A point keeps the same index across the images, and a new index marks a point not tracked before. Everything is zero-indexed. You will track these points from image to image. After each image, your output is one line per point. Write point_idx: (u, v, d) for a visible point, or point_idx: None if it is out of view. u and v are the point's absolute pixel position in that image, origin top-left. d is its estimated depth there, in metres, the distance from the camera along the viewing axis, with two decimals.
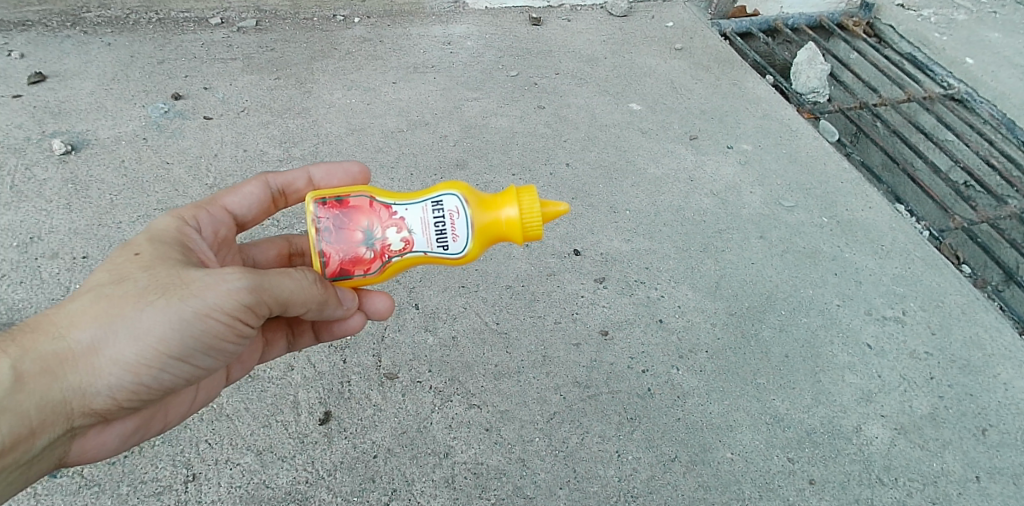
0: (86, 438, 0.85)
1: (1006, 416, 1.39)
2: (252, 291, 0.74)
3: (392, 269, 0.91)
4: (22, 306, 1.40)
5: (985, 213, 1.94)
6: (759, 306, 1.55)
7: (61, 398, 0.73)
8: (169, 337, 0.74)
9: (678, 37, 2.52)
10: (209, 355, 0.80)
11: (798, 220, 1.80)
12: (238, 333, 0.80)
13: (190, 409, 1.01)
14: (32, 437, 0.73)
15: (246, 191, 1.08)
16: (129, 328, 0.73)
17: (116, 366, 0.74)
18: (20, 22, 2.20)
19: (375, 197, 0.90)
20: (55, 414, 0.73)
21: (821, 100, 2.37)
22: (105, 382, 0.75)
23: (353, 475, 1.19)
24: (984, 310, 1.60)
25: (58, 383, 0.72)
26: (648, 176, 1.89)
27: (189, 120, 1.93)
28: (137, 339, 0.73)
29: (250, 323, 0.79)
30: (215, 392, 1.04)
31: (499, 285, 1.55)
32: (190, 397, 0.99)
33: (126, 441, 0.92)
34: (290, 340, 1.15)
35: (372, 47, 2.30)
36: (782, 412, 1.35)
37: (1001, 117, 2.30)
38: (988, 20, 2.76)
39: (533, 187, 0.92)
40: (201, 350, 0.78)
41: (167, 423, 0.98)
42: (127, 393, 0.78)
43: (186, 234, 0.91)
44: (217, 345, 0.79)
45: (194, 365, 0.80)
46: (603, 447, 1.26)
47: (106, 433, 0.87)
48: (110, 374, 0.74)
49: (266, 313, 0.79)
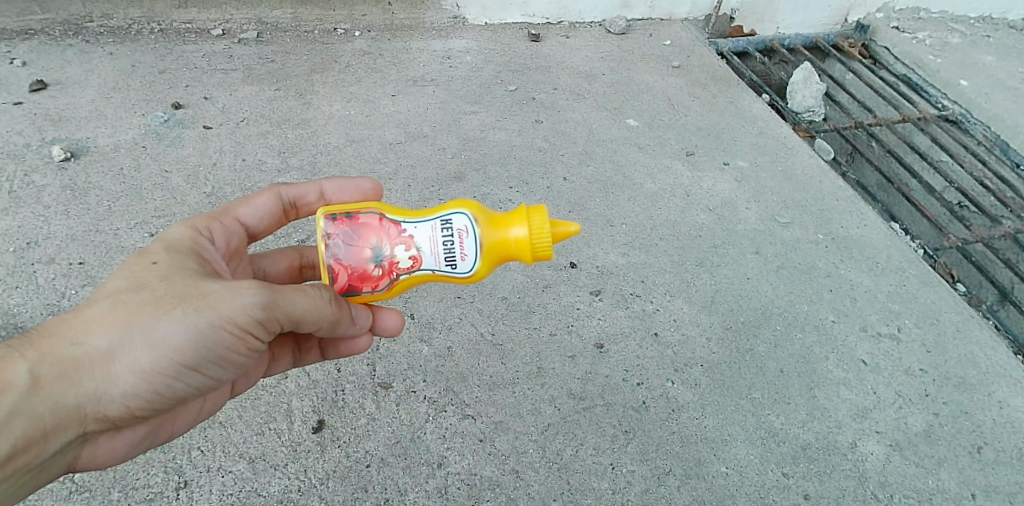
0: (97, 444, 0.84)
1: (1002, 434, 1.39)
2: (268, 306, 0.75)
3: (400, 286, 0.91)
4: (16, 311, 1.40)
5: (980, 233, 1.96)
6: (754, 322, 1.55)
7: (74, 404, 0.72)
8: (184, 346, 0.75)
9: (676, 55, 2.56)
10: (221, 365, 0.81)
11: (794, 236, 1.81)
12: (250, 346, 0.80)
13: (197, 419, 1.00)
14: (44, 441, 0.72)
15: (258, 201, 1.08)
16: (146, 336, 0.73)
17: (131, 374, 0.74)
18: (23, 30, 2.21)
19: (384, 214, 0.90)
20: (67, 419, 0.73)
21: (817, 119, 2.39)
22: (119, 390, 0.75)
23: (346, 484, 1.18)
24: (979, 328, 1.61)
25: (73, 389, 0.72)
26: (644, 191, 1.91)
27: (189, 129, 1.94)
28: (153, 347, 0.74)
29: (262, 336, 0.80)
30: (223, 402, 1.04)
31: (495, 296, 1.55)
32: (198, 405, 0.98)
33: (135, 449, 0.91)
34: (297, 356, 1.14)
35: (372, 60, 2.32)
36: (778, 427, 1.35)
37: (995, 138, 2.33)
38: (981, 43, 2.81)
39: (544, 206, 0.92)
40: (214, 360, 0.79)
41: (175, 431, 0.97)
42: (141, 401, 0.78)
43: (200, 245, 0.91)
44: (229, 356, 0.80)
45: (207, 374, 0.81)
46: (598, 460, 1.26)
47: (116, 440, 0.86)
48: (125, 381, 0.74)
49: (278, 327, 0.80)
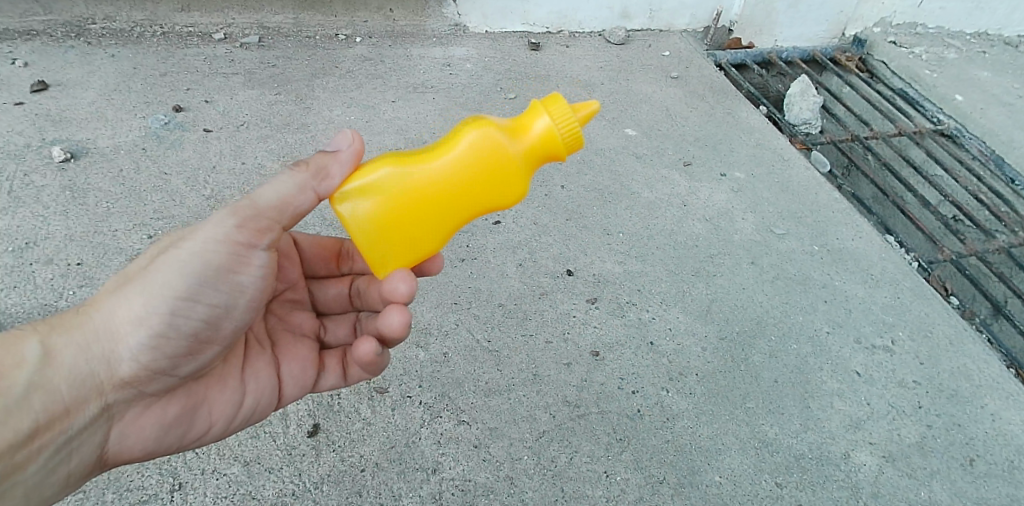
0: (130, 427, 0.88)
1: (994, 447, 1.40)
2: (240, 209, 0.84)
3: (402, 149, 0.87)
4: (13, 310, 1.40)
5: (974, 247, 1.98)
6: (749, 332, 1.56)
7: (86, 368, 0.80)
8: (173, 277, 0.84)
9: (675, 66, 2.58)
10: (221, 293, 0.87)
11: (790, 248, 1.82)
12: (241, 261, 0.87)
13: (238, 411, 1.01)
14: (67, 412, 0.79)
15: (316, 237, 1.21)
16: (140, 286, 0.84)
17: (134, 323, 0.83)
18: (25, 31, 2.22)
19: None
20: (85, 387, 0.80)
21: (814, 132, 2.41)
22: (126, 343, 0.82)
23: (341, 488, 1.18)
24: (972, 341, 1.62)
25: (82, 353, 0.80)
26: (641, 200, 1.92)
27: (189, 132, 1.95)
28: (147, 291, 0.84)
29: (248, 245, 0.87)
30: (265, 397, 1.03)
31: (491, 302, 1.56)
32: (235, 393, 0.99)
33: (170, 436, 0.93)
34: (343, 370, 1.14)
35: (373, 67, 2.33)
36: (771, 437, 1.35)
37: (990, 153, 2.36)
38: (977, 59, 2.85)
39: None
40: (210, 286, 0.86)
41: (214, 422, 0.98)
42: (151, 350, 0.84)
43: None
44: (225, 277, 0.87)
45: (210, 306, 0.87)
46: (592, 468, 1.26)
47: (149, 423, 0.90)
48: (130, 334, 0.83)
49: (262, 226, 0.86)
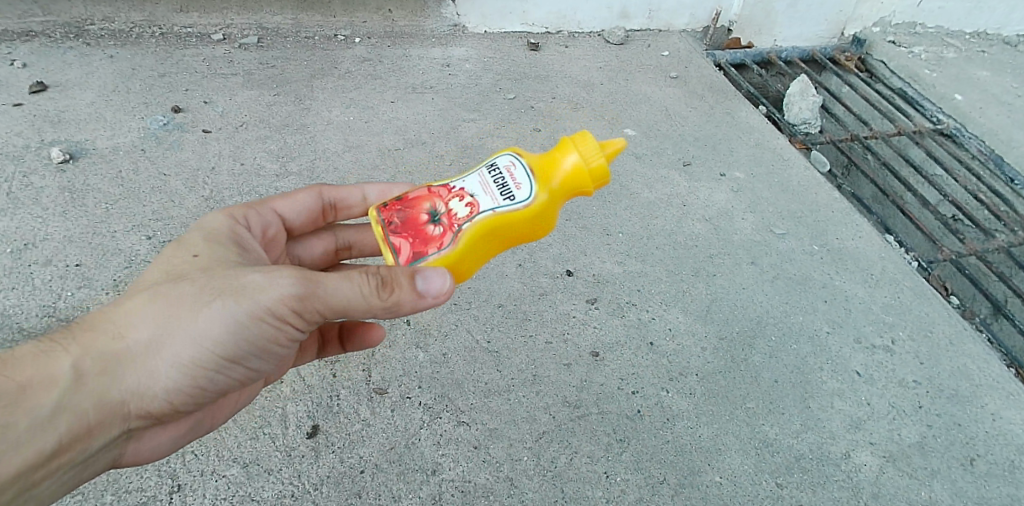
0: (140, 440, 0.91)
1: (994, 447, 1.40)
2: (308, 298, 0.78)
3: (467, 238, 0.85)
4: (12, 312, 1.40)
5: (974, 246, 1.98)
6: (749, 332, 1.56)
7: (116, 398, 0.79)
8: (223, 339, 0.81)
9: (674, 66, 2.58)
10: (259, 357, 0.88)
11: (789, 247, 1.82)
12: (287, 335, 0.85)
13: (234, 411, 1.07)
14: (89, 437, 0.79)
15: (299, 199, 1.13)
16: (186, 331, 0.80)
17: (173, 368, 0.81)
18: (23, 32, 2.22)
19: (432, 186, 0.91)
20: (112, 415, 0.80)
21: (814, 131, 2.41)
22: (158, 381, 0.81)
23: (340, 489, 1.18)
24: (973, 341, 1.62)
25: (115, 383, 0.78)
26: (641, 200, 1.92)
27: (189, 133, 1.95)
28: (194, 342, 0.80)
29: (298, 329, 0.84)
30: (256, 395, 1.10)
31: (491, 302, 1.56)
32: (236, 400, 1.05)
33: (173, 442, 0.98)
34: (321, 347, 1.21)
35: (372, 67, 2.33)
36: (771, 437, 1.35)
37: (989, 152, 2.35)
38: (976, 58, 2.85)
39: (585, 133, 0.93)
40: (252, 352, 0.85)
41: (214, 424, 1.04)
42: (180, 393, 0.85)
43: (237, 233, 0.98)
44: (267, 346, 0.86)
45: (245, 366, 0.88)
46: (592, 468, 1.26)
47: (157, 433, 0.93)
48: (166, 376, 0.81)
49: (317, 317, 0.82)
